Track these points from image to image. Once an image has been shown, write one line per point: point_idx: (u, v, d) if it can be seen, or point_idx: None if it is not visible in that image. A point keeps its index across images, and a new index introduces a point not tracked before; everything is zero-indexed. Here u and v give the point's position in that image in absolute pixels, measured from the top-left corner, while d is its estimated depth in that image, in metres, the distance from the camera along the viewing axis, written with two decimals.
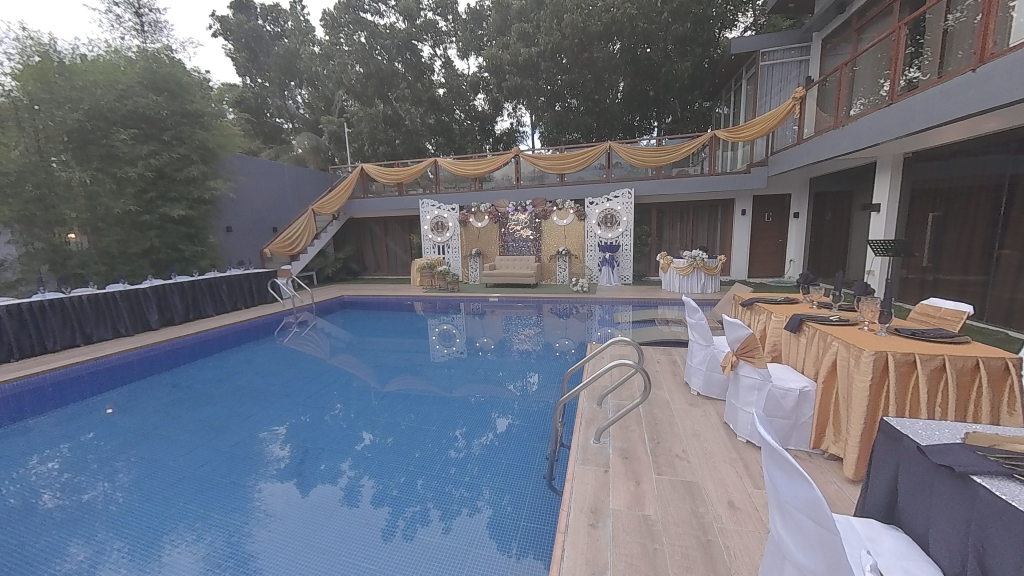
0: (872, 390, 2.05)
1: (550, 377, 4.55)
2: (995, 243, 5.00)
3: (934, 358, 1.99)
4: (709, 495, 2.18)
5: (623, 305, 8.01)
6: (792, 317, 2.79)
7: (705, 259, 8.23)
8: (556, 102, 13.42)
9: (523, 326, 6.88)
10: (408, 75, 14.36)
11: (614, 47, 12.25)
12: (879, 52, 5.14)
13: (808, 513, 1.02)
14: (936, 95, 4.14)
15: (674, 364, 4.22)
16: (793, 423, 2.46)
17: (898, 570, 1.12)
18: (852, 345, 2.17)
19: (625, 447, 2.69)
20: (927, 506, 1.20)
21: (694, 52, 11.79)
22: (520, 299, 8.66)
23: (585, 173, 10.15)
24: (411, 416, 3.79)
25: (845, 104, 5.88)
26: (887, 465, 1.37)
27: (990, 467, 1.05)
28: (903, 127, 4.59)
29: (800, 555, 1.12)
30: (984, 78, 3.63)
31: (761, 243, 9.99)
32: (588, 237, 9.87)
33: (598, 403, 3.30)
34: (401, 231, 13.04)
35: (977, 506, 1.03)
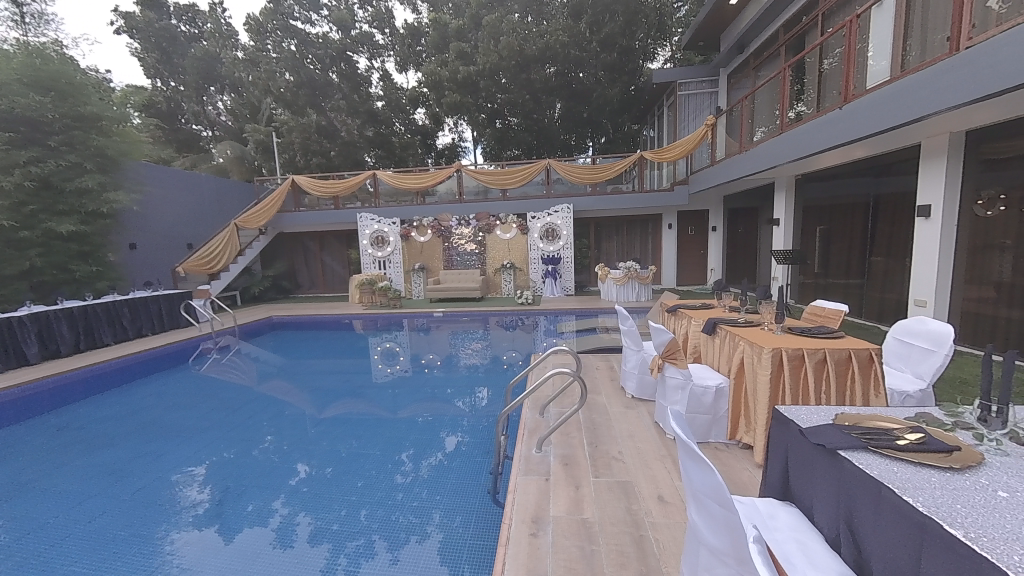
0: (772, 383, 2.33)
1: (498, 391, 4.55)
2: (868, 251, 5.91)
3: (818, 352, 2.31)
4: (641, 492, 2.31)
5: (566, 315, 8.30)
6: (707, 321, 3.09)
7: (639, 269, 8.80)
8: (496, 119, 13.65)
9: (470, 340, 6.83)
10: (344, 86, 13.91)
11: (549, 71, 12.86)
12: (772, 88, 5.94)
13: (714, 497, 1.12)
14: (818, 125, 4.86)
15: (611, 369, 4.46)
16: (712, 418, 2.70)
17: (792, 543, 1.27)
18: (755, 344, 2.45)
19: (566, 453, 2.76)
20: (810, 479, 1.37)
21: (622, 79, 12.91)
22: (466, 312, 8.61)
23: (527, 188, 10.44)
24: (353, 442, 3.58)
25: (747, 132, 6.71)
26: (779, 449, 1.55)
27: (851, 442, 1.24)
28: (793, 152, 5.32)
29: (709, 537, 1.21)
30: (851, 114, 4.35)
31: (686, 254, 10.91)
32: (531, 250, 10.14)
33: (541, 412, 3.38)
34: (338, 245, 12.49)
35: (843, 476, 1.20)
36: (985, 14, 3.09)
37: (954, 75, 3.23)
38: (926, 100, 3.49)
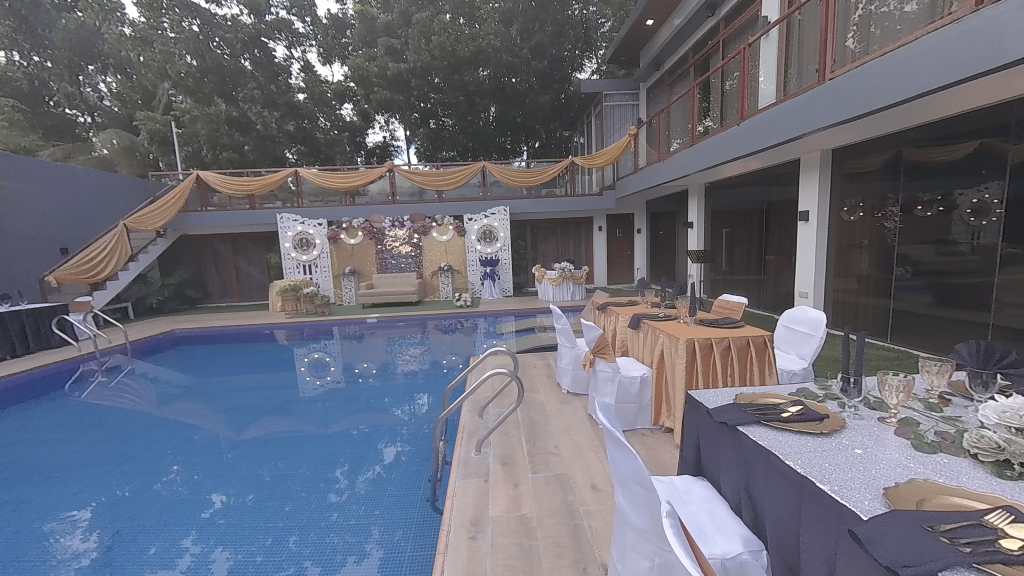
0: (686, 370, 2.57)
1: (438, 396, 4.47)
2: (763, 250, 6.75)
3: (724, 340, 2.59)
4: (577, 483, 2.41)
5: (505, 316, 8.39)
6: (632, 316, 3.31)
7: (573, 269, 9.17)
8: (429, 119, 13.60)
9: (407, 346, 6.61)
10: (258, 75, 12.75)
11: (482, 73, 12.89)
12: (684, 104, 6.56)
13: (636, 481, 1.19)
14: (722, 139, 5.45)
15: (548, 367, 4.60)
16: (638, 406, 2.90)
17: (704, 513, 1.41)
18: (672, 336, 2.68)
19: (505, 453, 2.79)
20: (717, 454, 1.53)
21: (552, 87, 13.44)
22: (402, 317, 8.31)
23: (463, 190, 10.36)
24: (279, 463, 3.28)
25: (665, 142, 7.33)
26: (692, 431, 1.71)
27: (748, 418, 1.40)
28: (702, 162, 5.90)
29: (634, 517, 1.29)
30: (747, 130, 4.93)
31: (616, 254, 11.61)
32: (468, 253, 10.11)
33: (480, 414, 3.38)
34: (256, 249, 11.38)
35: (742, 448, 1.36)
36: (843, 53, 3.72)
37: (823, 101, 3.82)
38: (804, 120, 4.08)
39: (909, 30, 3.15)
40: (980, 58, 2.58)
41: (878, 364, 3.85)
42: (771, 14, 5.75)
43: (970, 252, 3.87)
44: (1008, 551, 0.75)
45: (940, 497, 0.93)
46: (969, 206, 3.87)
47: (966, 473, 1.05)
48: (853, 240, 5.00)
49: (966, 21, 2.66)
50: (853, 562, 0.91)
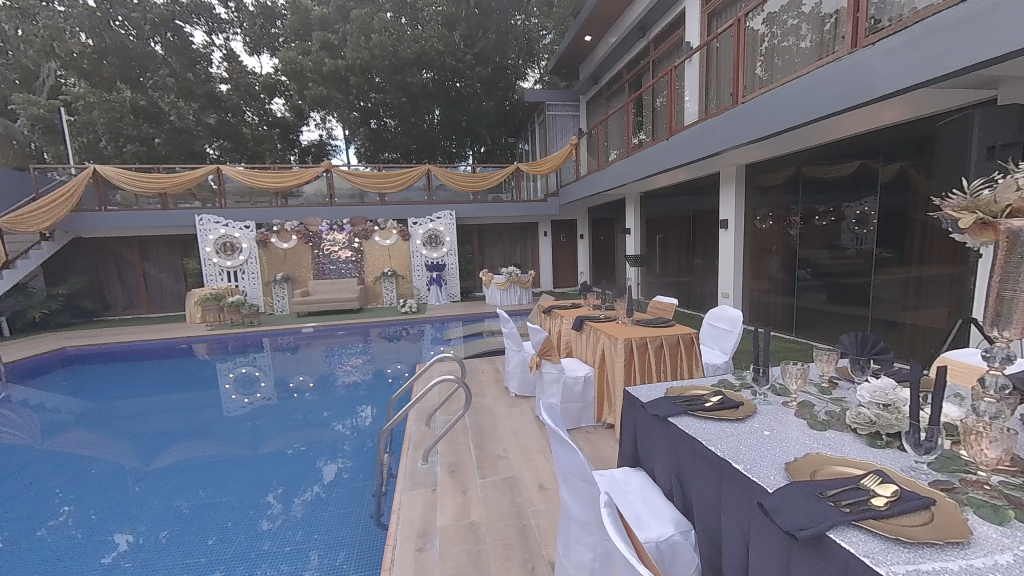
0: (625, 368, 2.73)
1: (383, 408, 4.29)
2: (691, 255, 7.34)
3: (657, 339, 2.79)
4: (524, 484, 2.45)
5: (452, 322, 8.30)
6: (576, 319, 3.45)
7: (519, 274, 9.31)
8: (370, 119, 13.21)
9: (349, 356, 6.29)
10: (171, 60, 11.48)
11: (425, 75, 12.73)
12: (620, 117, 6.97)
13: (579, 475, 1.25)
14: (654, 152, 5.87)
15: (496, 371, 4.63)
16: (582, 405, 3.02)
17: (640, 501, 1.51)
18: (612, 336, 2.84)
19: (453, 460, 2.75)
20: (651, 444, 1.65)
21: (497, 94, 13.59)
22: (342, 326, 7.88)
23: (408, 193, 10.09)
24: (200, 492, 2.95)
25: (604, 153, 7.72)
26: (630, 425, 1.82)
27: (677, 409, 1.52)
28: (638, 172, 6.29)
29: (577, 511, 1.35)
30: (676, 144, 5.35)
31: (560, 259, 11.98)
32: (414, 257, 9.86)
33: (426, 423, 3.31)
34: (170, 254, 10.19)
35: (673, 437, 1.47)
36: (752, 79, 4.20)
37: (737, 122, 4.27)
38: (722, 138, 4.51)
39: (802, 64, 3.63)
40: (855, 93, 3.06)
41: (783, 354, 4.37)
42: (693, 39, 6.31)
43: (854, 256, 4.46)
44: (877, 508, 0.90)
45: (827, 467, 1.08)
46: (853, 217, 4.44)
47: (848, 444, 1.23)
48: (765, 246, 5.63)
49: (846, 59, 3.13)
50: (763, 531, 1.03)
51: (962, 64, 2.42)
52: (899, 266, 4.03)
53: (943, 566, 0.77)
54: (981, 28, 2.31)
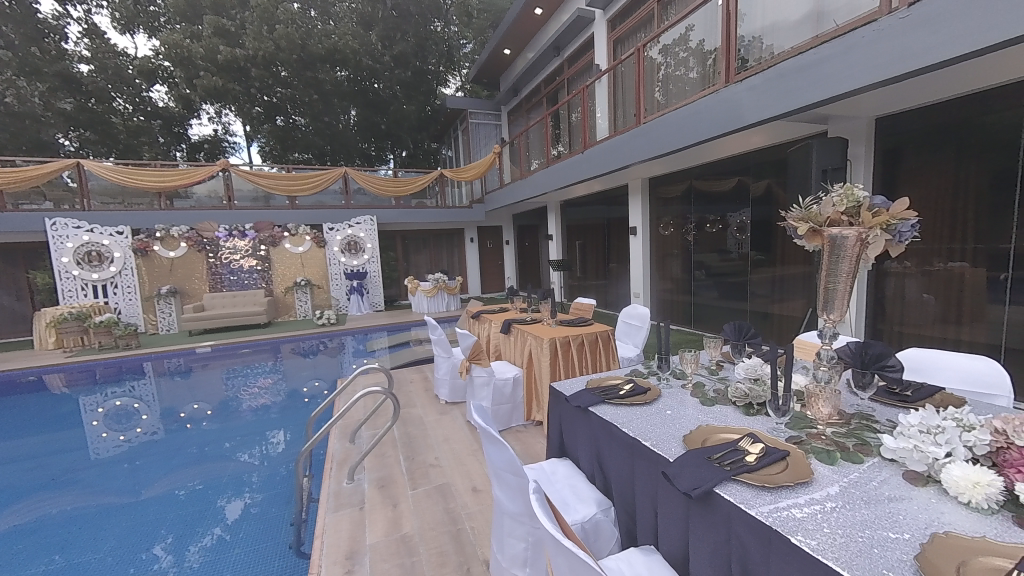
0: (551, 365, 2.89)
1: (298, 431, 3.94)
2: (607, 259, 7.94)
3: (578, 336, 3.00)
4: (457, 489, 2.45)
5: (375, 333, 7.91)
6: (504, 322, 3.55)
7: (446, 280, 9.20)
8: (276, 116, 12.11)
9: (256, 376, 5.66)
10: (7, 30, 9.39)
11: (339, 74, 12.09)
12: (539, 129, 7.33)
13: (510, 470, 1.30)
14: (571, 163, 6.26)
15: (425, 380, 4.54)
16: (512, 405, 3.11)
17: (567, 488, 1.63)
18: (538, 337, 2.98)
19: (382, 475, 2.65)
20: (576, 433, 1.77)
21: (418, 99, 13.41)
22: (247, 343, 7.07)
23: (321, 197, 9.44)
24: (57, 557, 2.41)
25: (525, 162, 8.03)
26: (555, 419, 1.93)
27: (596, 399, 1.67)
28: (558, 181, 6.65)
29: (509, 504, 1.41)
30: (590, 156, 5.77)
31: (487, 265, 12.11)
32: (331, 265, 9.23)
33: (351, 440, 3.13)
34: (8, 267, 8.23)
35: (593, 425, 1.61)
36: (652, 102, 4.74)
37: (641, 139, 4.75)
38: (629, 153, 4.98)
39: (690, 92, 4.20)
40: (730, 121, 3.62)
41: (679, 343, 5.00)
42: (601, 62, 6.91)
43: (736, 258, 5.23)
44: (750, 463, 1.10)
45: (715, 436, 1.28)
46: (735, 225, 5.20)
47: (730, 415, 1.47)
48: (667, 250, 6.33)
49: (722, 92, 3.68)
50: (668, 497, 1.19)
51: (804, 102, 3.01)
52: (768, 266, 4.83)
53: (794, 501, 0.97)
54: (815, 75, 2.92)
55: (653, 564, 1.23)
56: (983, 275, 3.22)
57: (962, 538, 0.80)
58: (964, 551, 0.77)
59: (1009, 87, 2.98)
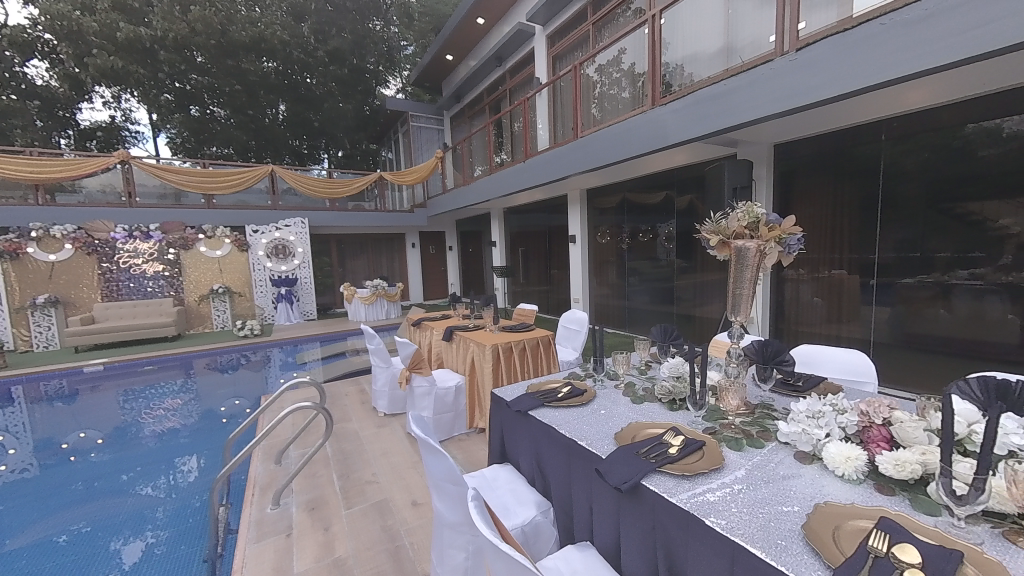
0: (493, 371, 2.91)
1: (214, 456, 3.53)
2: (549, 266, 8.18)
3: (520, 342, 3.05)
4: (396, 504, 2.36)
5: (307, 343, 7.37)
6: (446, 329, 3.50)
7: (386, 287, 8.85)
8: (190, 105, 11.03)
9: (162, 396, 4.99)
10: None
11: (266, 65, 11.21)
12: (482, 137, 7.37)
13: (449, 479, 1.29)
14: (514, 172, 6.37)
15: (362, 392, 4.31)
16: (454, 414, 3.06)
17: (508, 493, 1.64)
18: (480, 343, 2.98)
19: (312, 497, 2.47)
20: (517, 438, 1.79)
21: (355, 97, 12.86)
22: (150, 359, 6.22)
23: (244, 196, 8.62)
24: None
25: (468, 168, 8.04)
26: (497, 424, 1.94)
27: (535, 403, 1.71)
28: (501, 189, 6.74)
29: (448, 515, 1.39)
30: (532, 166, 5.93)
31: (429, 270, 11.87)
32: (255, 271, 8.49)
33: (277, 461, 2.88)
34: None
35: (533, 429, 1.64)
36: (589, 117, 4.99)
37: (579, 152, 4.98)
38: (568, 164, 5.19)
39: (623, 111, 4.50)
40: (656, 139, 3.93)
41: (614, 346, 5.29)
42: (541, 75, 7.15)
43: (665, 265, 5.66)
44: (673, 455, 1.19)
45: (642, 431, 1.37)
46: (664, 235, 5.63)
47: (656, 411, 1.59)
48: (604, 258, 6.68)
49: (649, 113, 4.00)
50: (601, 493, 1.25)
51: (718, 127, 3.37)
52: (691, 273, 5.29)
53: (709, 486, 1.08)
54: (726, 104, 3.28)
55: (589, 559, 1.28)
56: (857, 281, 3.81)
57: (837, 506, 0.94)
58: (838, 517, 0.90)
59: (873, 124, 3.58)
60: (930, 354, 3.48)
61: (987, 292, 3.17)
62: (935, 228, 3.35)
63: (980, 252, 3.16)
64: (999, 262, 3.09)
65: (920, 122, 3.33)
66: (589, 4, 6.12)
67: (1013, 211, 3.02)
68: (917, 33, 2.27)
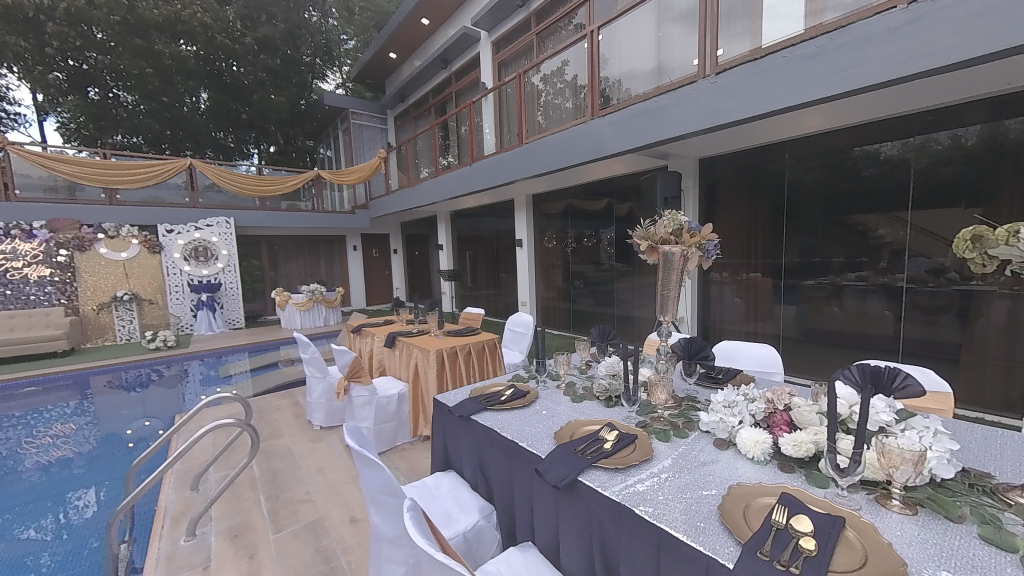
0: (438, 376, 2.86)
1: (116, 487, 3.08)
2: (497, 270, 8.21)
3: (466, 346, 3.03)
4: (333, 522, 2.22)
5: (233, 354, 6.72)
6: (388, 335, 3.37)
7: (324, 292, 8.34)
8: (89, 86, 9.79)
9: (48, 421, 4.27)
10: None
11: (183, 48, 10.09)
12: (427, 138, 7.23)
13: (386, 491, 1.24)
14: (460, 175, 6.32)
15: (296, 405, 4.02)
16: (397, 423, 2.94)
17: (451, 501, 1.61)
18: (424, 348, 2.92)
19: (235, 523, 2.24)
20: (460, 444, 1.76)
21: (289, 90, 12.02)
22: (32, 379, 5.31)
23: (156, 192, 7.68)
24: None
25: (414, 169, 7.84)
26: (439, 430, 1.90)
27: (478, 407, 1.69)
28: (447, 191, 6.65)
29: (386, 530, 1.33)
30: (478, 169, 5.92)
31: (373, 274, 11.40)
32: (169, 275, 7.61)
33: (194, 487, 2.58)
34: None
35: (477, 434, 1.62)
36: (533, 124, 5.10)
37: (524, 157, 5.07)
38: (514, 169, 5.25)
39: (566, 120, 4.65)
40: (597, 148, 4.10)
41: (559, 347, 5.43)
42: (487, 80, 7.20)
43: (607, 269, 5.92)
44: (608, 450, 1.25)
45: (581, 429, 1.42)
46: (606, 240, 5.89)
47: (595, 409, 1.65)
48: (550, 262, 6.84)
49: (590, 123, 4.18)
50: (541, 492, 1.27)
51: (652, 139, 3.59)
52: (630, 276, 5.59)
53: (639, 477, 1.14)
54: (659, 118, 3.51)
55: (530, 559, 1.28)
56: (770, 283, 4.26)
57: (749, 486, 1.04)
58: (749, 497, 0.99)
59: (780, 144, 4.03)
60: (828, 347, 3.97)
61: (869, 292, 3.69)
62: (829, 237, 3.85)
63: (865, 257, 3.66)
64: (880, 266, 3.60)
65: (817, 144, 3.81)
66: (533, 14, 6.26)
67: (889, 222, 3.53)
68: (813, 66, 2.60)
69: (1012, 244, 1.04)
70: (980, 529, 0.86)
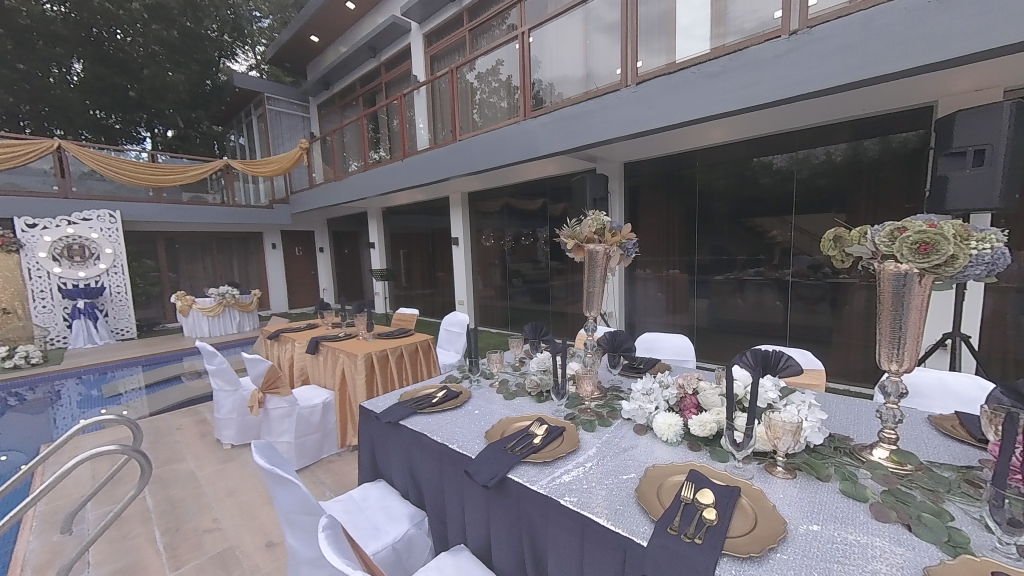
0: (367, 381, 2.71)
1: None
2: (433, 269, 8.02)
3: (397, 348, 2.92)
4: (246, 550, 2.00)
5: (122, 369, 5.78)
6: (310, 340, 3.12)
7: (237, 294, 7.50)
8: None
9: None
10: None
11: (46, 7, 8.61)
12: (355, 130, 6.83)
13: (302, 510, 1.14)
14: (392, 169, 6.06)
15: (203, 422, 3.57)
16: (322, 434, 2.74)
17: (380, 512, 1.53)
18: (351, 353, 2.74)
19: (121, 565, 1.93)
20: (389, 450, 1.68)
21: (189, 67, 10.55)
22: None
23: (11, 178, 6.32)
24: None
25: (340, 163, 7.37)
26: (366, 438, 1.79)
27: (407, 412, 1.63)
28: (378, 187, 6.34)
29: (303, 551, 1.22)
30: (411, 165, 5.72)
31: (296, 275, 10.52)
32: (31, 280, 6.37)
33: (67, 529, 2.16)
34: None
35: (406, 440, 1.55)
36: (467, 121, 5.04)
37: (458, 154, 5.00)
38: (448, 166, 5.15)
39: (500, 119, 4.67)
40: (530, 148, 4.18)
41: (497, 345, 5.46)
42: (419, 74, 6.99)
43: (543, 267, 6.08)
44: (537, 444, 1.27)
45: (511, 426, 1.43)
46: (541, 239, 6.04)
47: (526, 404, 1.68)
48: (488, 260, 6.85)
49: (523, 123, 4.24)
50: (471, 493, 1.26)
51: (581, 141, 3.73)
52: (564, 273, 5.81)
53: (567, 468, 1.17)
54: (587, 122, 3.67)
55: (462, 561, 1.26)
56: (686, 279, 4.68)
57: (662, 467, 1.12)
58: (662, 477, 1.07)
59: (693, 153, 4.42)
60: (733, 335, 4.46)
61: (765, 286, 4.20)
62: (734, 237, 4.32)
63: (762, 255, 4.16)
64: (773, 263, 4.11)
65: (723, 154, 4.25)
66: (465, 10, 6.19)
67: (780, 225, 4.05)
68: (718, 83, 2.89)
69: (862, 243, 1.22)
70: (841, 486, 1.01)
